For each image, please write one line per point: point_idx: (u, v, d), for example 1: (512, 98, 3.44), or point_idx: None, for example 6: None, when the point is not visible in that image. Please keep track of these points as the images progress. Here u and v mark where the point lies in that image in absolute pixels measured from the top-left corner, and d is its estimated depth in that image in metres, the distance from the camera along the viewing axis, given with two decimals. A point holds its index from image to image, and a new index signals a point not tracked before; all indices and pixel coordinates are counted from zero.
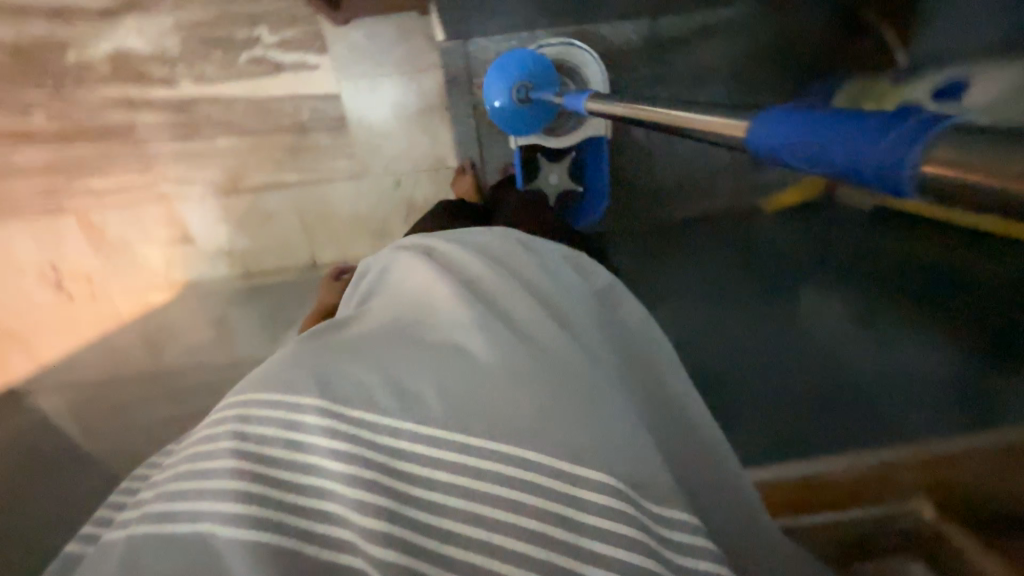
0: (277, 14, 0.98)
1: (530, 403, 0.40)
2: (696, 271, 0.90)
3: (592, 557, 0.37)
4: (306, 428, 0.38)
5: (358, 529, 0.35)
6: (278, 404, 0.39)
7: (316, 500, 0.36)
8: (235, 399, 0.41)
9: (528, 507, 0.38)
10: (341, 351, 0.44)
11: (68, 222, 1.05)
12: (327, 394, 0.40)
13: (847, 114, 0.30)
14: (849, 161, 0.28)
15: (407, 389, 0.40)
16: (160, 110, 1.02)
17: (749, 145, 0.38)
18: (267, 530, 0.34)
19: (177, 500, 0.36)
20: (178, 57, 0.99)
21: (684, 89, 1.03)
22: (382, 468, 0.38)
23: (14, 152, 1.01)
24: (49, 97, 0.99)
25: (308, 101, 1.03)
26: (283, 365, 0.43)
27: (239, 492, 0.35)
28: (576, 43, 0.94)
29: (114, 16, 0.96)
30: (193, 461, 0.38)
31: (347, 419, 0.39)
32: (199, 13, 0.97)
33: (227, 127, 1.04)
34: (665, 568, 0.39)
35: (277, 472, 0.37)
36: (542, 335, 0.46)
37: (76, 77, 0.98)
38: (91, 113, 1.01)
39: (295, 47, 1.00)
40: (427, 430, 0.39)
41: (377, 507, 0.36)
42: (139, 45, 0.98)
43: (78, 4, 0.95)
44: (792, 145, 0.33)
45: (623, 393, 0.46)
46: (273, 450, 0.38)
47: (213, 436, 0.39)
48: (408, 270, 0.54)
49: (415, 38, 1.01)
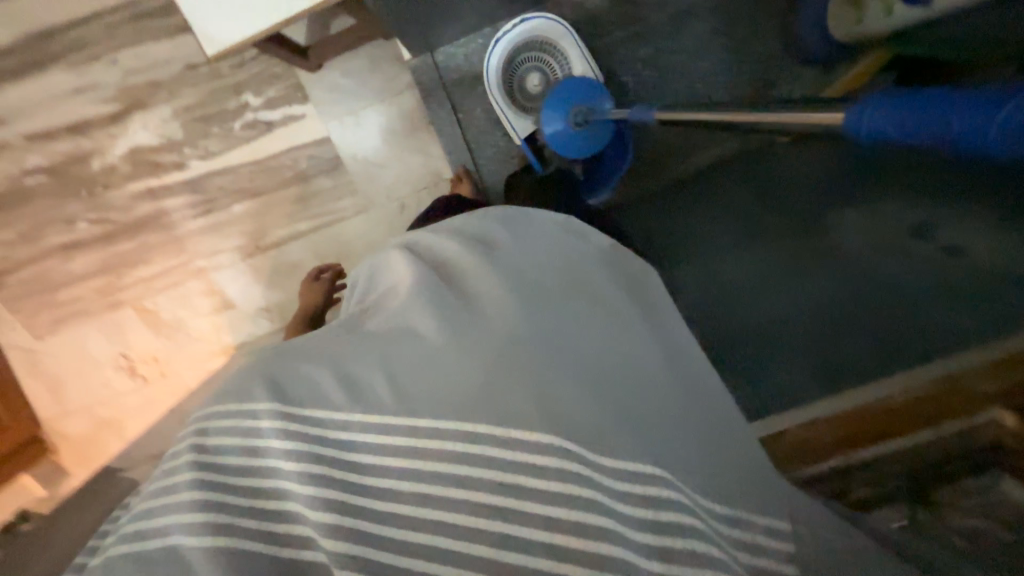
0: (258, 78, 1.04)
1: (483, 379, 0.43)
2: (706, 218, 0.85)
3: (541, 519, 0.39)
4: (263, 434, 0.41)
5: (315, 527, 0.38)
6: (240, 417, 0.42)
7: (273, 501, 0.39)
8: (196, 416, 0.44)
9: (476, 479, 0.40)
10: (302, 357, 0.47)
11: (127, 312, 1.16)
12: (281, 398, 0.42)
13: (951, 95, 0.35)
14: (966, 132, 0.33)
15: (369, 387, 0.43)
16: (179, 193, 1.10)
17: (841, 128, 0.42)
18: (225, 536, 0.37)
19: (144, 515, 0.38)
20: (183, 140, 1.07)
21: (663, 39, 0.99)
22: (332, 463, 0.41)
23: (68, 262, 1.12)
24: (86, 205, 1.09)
25: (304, 150, 1.08)
26: (239, 379, 0.46)
27: (196, 504, 0.38)
28: (528, 18, 0.93)
29: (121, 119, 1.05)
30: (158, 480, 0.41)
31: (307, 424, 0.42)
32: (191, 95, 1.05)
33: (239, 194, 1.10)
34: (620, 514, 0.42)
35: (241, 480, 0.40)
36: (494, 314, 0.48)
37: (103, 182, 1.08)
38: (123, 210, 1.10)
39: (281, 103, 1.05)
40: (378, 420, 0.42)
41: (328, 500, 0.39)
42: (148, 139, 1.07)
43: (89, 117, 1.05)
44: (902, 123, 0.37)
45: (589, 357, 0.48)
46: (233, 460, 0.41)
47: (177, 452, 0.42)
48: (393, 266, 0.57)
49: (386, 63, 1.03)
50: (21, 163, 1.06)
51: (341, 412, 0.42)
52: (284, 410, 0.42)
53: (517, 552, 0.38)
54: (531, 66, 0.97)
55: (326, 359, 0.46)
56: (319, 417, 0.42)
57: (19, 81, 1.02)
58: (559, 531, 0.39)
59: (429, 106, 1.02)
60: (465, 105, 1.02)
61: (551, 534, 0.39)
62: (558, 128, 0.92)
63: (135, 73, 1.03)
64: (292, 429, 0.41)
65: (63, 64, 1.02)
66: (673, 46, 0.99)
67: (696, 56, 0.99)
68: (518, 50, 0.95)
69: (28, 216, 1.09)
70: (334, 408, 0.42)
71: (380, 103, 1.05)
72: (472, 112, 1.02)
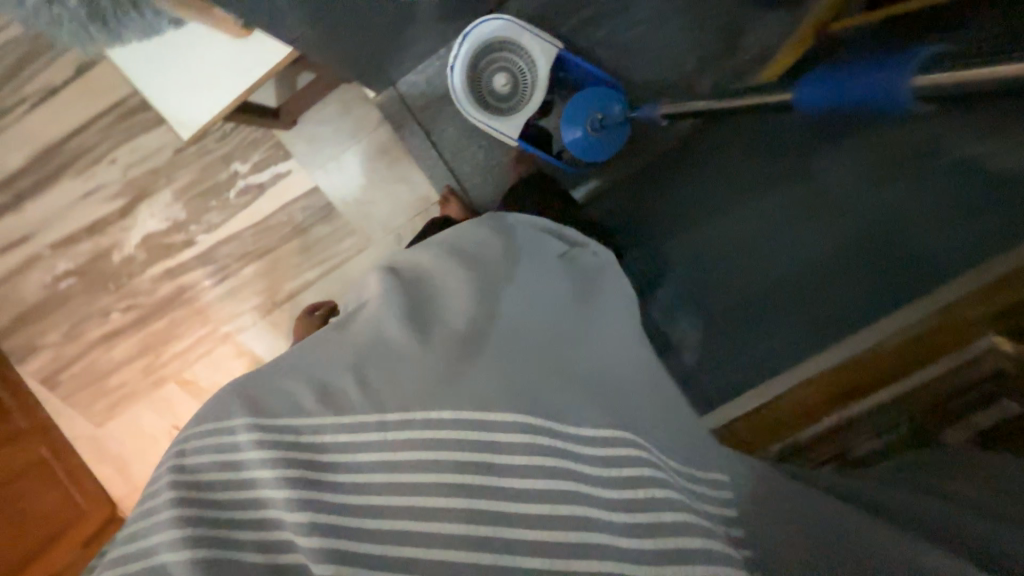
0: (242, 145, 1.10)
1: (445, 369, 0.47)
2: (678, 200, 0.91)
3: (508, 490, 0.43)
4: (240, 447, 0.45)
5: (290, 528, 0.41)
6: (220, 434, 0.46)
7: (249, 510, 0.42)
8: (177, 441, 0.48)
9: (444, 461, 0.44)
10: (279, 372, 0.51)
11: (170, 387, 1.23)
12: (255, 413, 0.46)
13: (869, 68, 0.50)
14: (870, 93, 0.48)
15: (341, 393, 0.47)
16: (194, 268, 1.16)
17: (795, 106, 0.60)
18: (203, 547, 0.40)
19: (134, 536, 0.42)
20: (187, 218, 1.14)
21: (617, 15, 0.97)
22: (302, 466, 0.44)
23: (111, 351, 1.21)
24: (115, 297, 1.18)
25: (297, 204, 1.13)
26: (215, 402, 0.49)
27: (176, 519, 0.41)
28: (471, 34, 0.87)
29: (129, 211, 1.13)
30: (145, 503, 0.44)
31: (280, 436, 0.45)
32: (186, 176, 1.11)
33: (247, 257, 1.16)
34: (587, 482, 0.46)
35: (222, 493, 0.43)
36: (456, 311, 0.53)
37: (126, 272, 1.16)
38: (148, 294, 1.17)
39: (266, 164, 1.11)
40: (347, 419, 0.46)
41: (297, 502, 0.41)
42: (156, 224, 1.14)
43: (101, 215, 1.13)
44: (828, 95, 0.54)
45: (552, 345, 0.53)
46: (215, 476, 0.44)
47: (162, 474, 0.46)
48: (367, 282, 0.62)
49: (355, 104, 1.07)
50: (53, 269, 1.15)
51: (318, 418, 0.46)
52: (260, 423, 0.46)
53: (490, 525, 0.42)
54: (495, 71, 0.91)
55: (298, 374, 0.50)
56: (293, 427, 0.46)
57: (37, 197, 1.11)
58: (528, 497, 0.44)
59: (403, 136, 1.05)
60: (436, 128, 1.03)
61: (523, 504, 0.43)
62: (576, 135, 0.90)
63: (134, 167, 1.10)
64: (267, 439, 0.45)
65: (70, 173, 1.10)
66: (628, 21, 0.97)
67: (654, 26, 0.97)
68: (473, 65, 0.90)
69: (68, 316, 1.18)
70: (308, 414, 0.46)
71: (357, 144, 1.08)
72: (445, 132, 1.03)
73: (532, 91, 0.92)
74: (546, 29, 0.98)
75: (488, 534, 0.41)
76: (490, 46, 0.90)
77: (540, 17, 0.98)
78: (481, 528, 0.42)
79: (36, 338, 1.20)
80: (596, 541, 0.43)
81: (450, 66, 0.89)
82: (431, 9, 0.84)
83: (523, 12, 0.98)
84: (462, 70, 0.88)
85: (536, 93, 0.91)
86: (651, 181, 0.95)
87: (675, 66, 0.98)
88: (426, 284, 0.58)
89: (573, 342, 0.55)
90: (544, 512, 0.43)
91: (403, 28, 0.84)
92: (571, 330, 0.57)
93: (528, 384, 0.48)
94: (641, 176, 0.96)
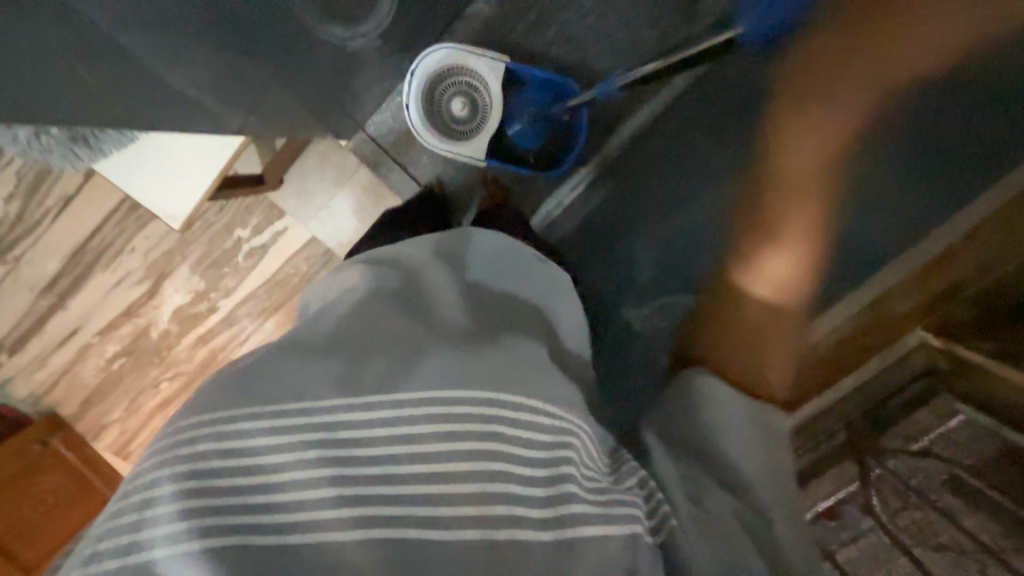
0: (240, 212, 1.18)
1: (456, 353, 0.51)
2: (648, 195, 0.90)
3: (516, 451, 0.48)
4: (245, 435, 0.42)
5: (319, 505, 0.41)
6: (215, 423, 0.42)
7: (265, 495, 0.41)
8: (162, 434, 0.44)
9: (461, 433, 0.47)
10: (258, 365, 0.46)
11: None
12: (258, 402, 0.44)
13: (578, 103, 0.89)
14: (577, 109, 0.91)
15: (335, 379, 0.46)
16: (222, 330, 1.25)
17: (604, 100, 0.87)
18: (222, 533, 0.39)
19: (127, 529, 0.39)
20: (207, 287, 1.22)
21: (565, 8, 0.94)
22: (324, 445, 0.44)
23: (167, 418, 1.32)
24: (161, 368, 1.28)
25: (300, 254, 1.20)
26: (200, 392, 0.45)
27: (176, 512, 0.39)
28: (417, 70, 0.89)
29: (157, 291, 1.22)
30: (134, 497, 0.41)
31: (277, 426, 0.43)
32: (198, 249, 1.20)
33: (266, 312, 1.23)
34: (576, 445, 0.52)
35: (226, 479, 0.41)
36: (450, 302, 0.58)
37: (165, 345, 1.26)
38: (188, 361, 1.27)
39: (266, 225, 1.18)
40: (360, 400, 0.45)
41: (327, 478, 0.42)
42: (182, 298, 1.23)
43: (134, 299, 1.23)
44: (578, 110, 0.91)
45: (532, 331, 0.60)
46: (213, 464, 0.41)
47: (149, 465, 0.42)
48: (347, 274, 0.60)
49: (332, 153, 1.11)
50: (104, 353, 1.27)
51: (322, 399, 0.45)
52: (259, 413, 0.43)
53: (500, 483, 0.46)
54: (451, 95, 0.92)
55: (284, 359, 0.47)
56: (292, 420, 0.44)
57: (76, 293, 1.22)
58: (529, 459, 0.48)
59: (381, 173, 1.07)
60: (410, 160, 1.06)
61: (524, 467, 0.48)
62: (520, 130, 0.92)
63: (152, 250, 1.20)
64: (274, 425, 0.43)
65: (98, 267, 1.20)
66: (576, 13, 0.94)
67: (604, 11, 0.93)
68: (429, 98, 0.92)
69: (125, 393, 1.30)
70: (315, 398, 0.45)
71: (341, 189, 1.13)
72: (420, 161, 1.05)
73: (488, 111, 0.93)
74: (495, 41, 0.98)
75: (499, 494, 0.46)
76: (437, 76, 0.91)
77: (487, 31, 0.98)
78: (493, 488, 0.46)
79: (102, 419, 1.31)
80: (582, 501, 0.48)
81: (407, 108, 0.91)
82: (375, 50, 0.85)
83: (470, 31, 0.98)
84: (417, 108, 0.90)
85: (492, 111, 0.93)
86: (619, 182, 0.93)
87: (634, 47, 0.94)
88: (411, 275, 0.60)
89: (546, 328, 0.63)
90: (540, 473, 0.48)
91: (353, 75, 0.86)
92: (542, 320, 0.63)
93: (517, 365, 0.53)
94: (607, 178, 0.93)
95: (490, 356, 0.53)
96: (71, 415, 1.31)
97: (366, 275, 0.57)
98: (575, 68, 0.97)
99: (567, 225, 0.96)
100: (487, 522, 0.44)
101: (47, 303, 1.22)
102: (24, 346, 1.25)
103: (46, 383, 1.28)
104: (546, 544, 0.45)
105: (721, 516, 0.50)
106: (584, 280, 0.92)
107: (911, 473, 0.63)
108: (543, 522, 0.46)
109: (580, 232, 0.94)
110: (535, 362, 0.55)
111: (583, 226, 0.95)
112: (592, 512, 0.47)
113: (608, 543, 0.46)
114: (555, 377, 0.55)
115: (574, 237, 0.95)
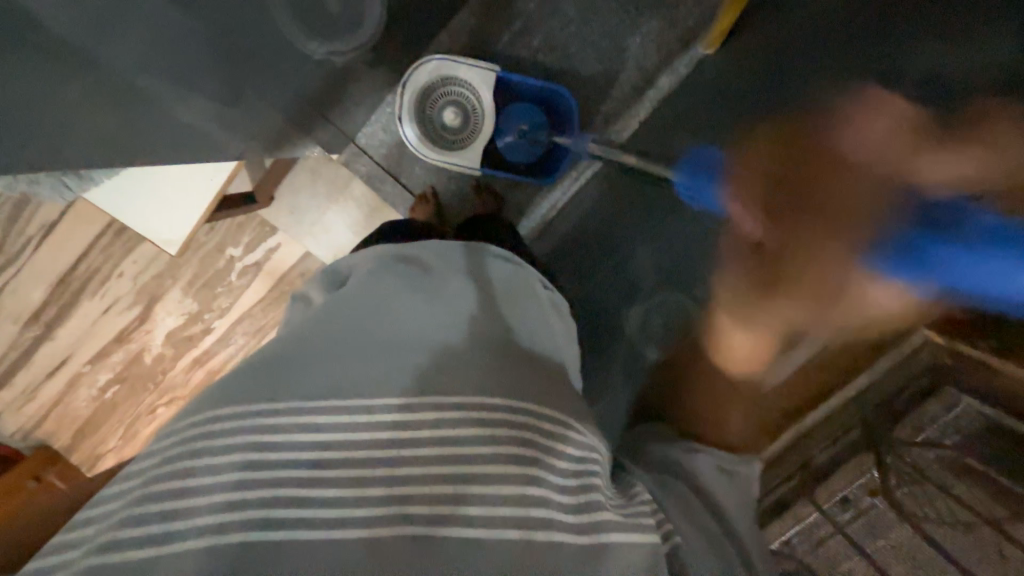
0: (231, 232, 1.17)
1: (488, 360, 0.49)
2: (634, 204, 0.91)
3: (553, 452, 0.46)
4: (283, 429, 0.40)
5: (359, 504, 0.37)
6: (260, 415, 0.40)
7: (302, 491, 0.37)
8: (194, 419, 0.41)
9: (500, 432, 0.44)
10: (282, 366, 0.44)
11: None
12: (295, 402, 0.41)
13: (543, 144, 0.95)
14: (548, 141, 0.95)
15: (362, 380, 0.44)
16: (218, 351, 1.23)
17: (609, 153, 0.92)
18: (257, 527, 0.35)
19: (155, 517, 0.35)
20: (201, 309, 1.21)
21: (547, 13, 0.95)
22: (366, 444, 0.40)
23: None
24: (157, 394, 1.25)
25: (294, 270, 1.19)
26: (235, 382, 0.43)
27: (220, 502, 0.36)
28: (407, 80, 0.90)
29: (149, 314, 1.20)
30: (168, 482, 0.37)
31: (320, 424, 0.40)
32: (190, 270, 1.18)
33: (261, 331, 1.22)
34: (598, 455, 0.51)
35: (270, 472, 0.37)
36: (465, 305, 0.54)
37: (160, 370, 1.24)
38: (185, 385, 1.25)
39: (258, 242, 1.18)
40: (390, 401, 0.42)
41: (373, 478, 0.39)
42: (176, 320, 1.21)
43: (125, 324, 1.20)
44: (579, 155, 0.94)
45: (545, 341, 0.57)
46: (254, 453, 0.38)
47: (184, 452, 0.38)
48: (361, 274, 0.58)
49: (321, 167, 1.11)
50: (97, 382, 1.23)
51: (347, 398, 0.42)
52: (300, 409, 0.41)
53: (537, 486, 0.42)
54: (442, 106, 0.93)
55: (319, 355, 0.45)
56: (333, 419, 0.41)
57: (63, 322, 1.18)
58: (560, 468, 0.45)
59: (374, 186, 1.07)
60: (402, 171, 1.06)
61: (556, 474, 0.45)
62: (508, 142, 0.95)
63: (141, 275, 1.17)
64: (320, 423, 0.40)
65: (86, 294, 1.17)
66: (560, 22, 0.95)
67: (588, 18, 0.94)
68: (420, 108, 0.93)
69: (120, 421, 1.26)
70: (346, 398, 0.42)
71: (333, 203, 1.12)
72: (412, 172, 1.05)
73: (477, 120, 0.94)
74: (481, 50, 0.99)
75: (537, 496, 0.42)
76: (428, 87, 0.92)
77: (472, 40, 0.98)
78: (532, 490, 0.42)
79: (97, 449, 1.27)
80: (608, 508, 0.45)
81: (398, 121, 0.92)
82: (366, 65, 0.85)
83: (455, 41, 0.99)
84: (407, 122, 0.92)
85: (481, 120, 0.94)
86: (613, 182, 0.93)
87: (619, 51, 0.94)
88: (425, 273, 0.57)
89: (555, 336, 0.60)
90: (570, 481, 0.45)
91: (343, 89, 0.86)
92: (555, 333, 0.60)
93: (547, 379, 0.52)
94: (599, 181, 0.94)
95: (526, 368, 0.51)
96: (65, 447, 1.26)
97: (381, 273, 0.56)
98: (562, 72, 0.97)
99: (561, 230, 0.97)
100: (528, 523, 0.40)
101: (33, 334, 1.17)
102: (12, 380, 1.21)
103: (36, 416, 1.23)
104: (581, 549, 0.41)
105: (709, 527, 0.49)
106: (582, 285, 0.93)
107: (921, 463, 0.60)
108: (575, 526, 0.42)
109: (577, 233, 0.96)
110: (551, 377, 0.52)
111: (576, 232, 0.96)
112: (617, 519, 0.44)
113: (634, 552, 0.42)
114: (571, 395, 0.53)
115: (567, 242, 0.96)
